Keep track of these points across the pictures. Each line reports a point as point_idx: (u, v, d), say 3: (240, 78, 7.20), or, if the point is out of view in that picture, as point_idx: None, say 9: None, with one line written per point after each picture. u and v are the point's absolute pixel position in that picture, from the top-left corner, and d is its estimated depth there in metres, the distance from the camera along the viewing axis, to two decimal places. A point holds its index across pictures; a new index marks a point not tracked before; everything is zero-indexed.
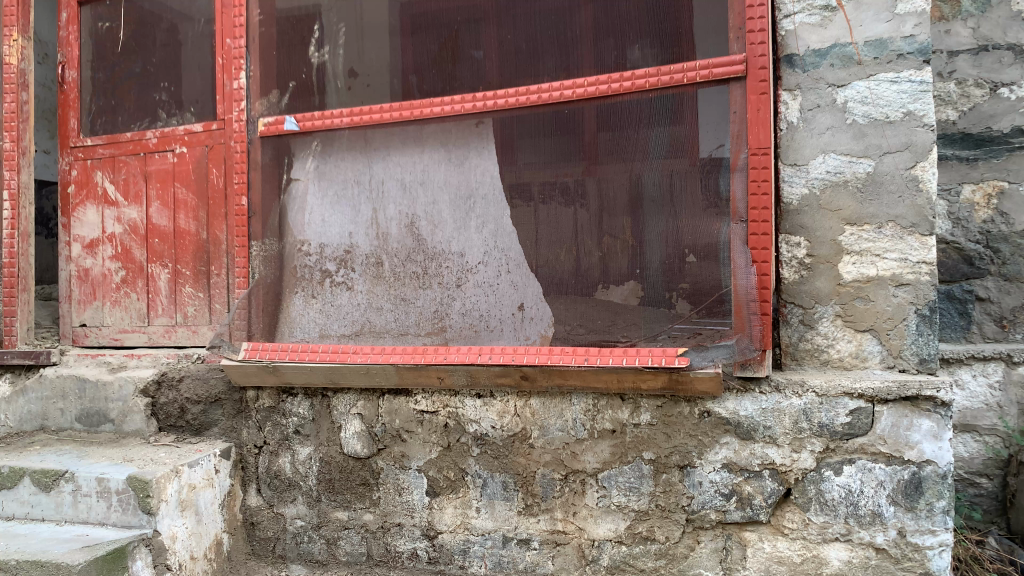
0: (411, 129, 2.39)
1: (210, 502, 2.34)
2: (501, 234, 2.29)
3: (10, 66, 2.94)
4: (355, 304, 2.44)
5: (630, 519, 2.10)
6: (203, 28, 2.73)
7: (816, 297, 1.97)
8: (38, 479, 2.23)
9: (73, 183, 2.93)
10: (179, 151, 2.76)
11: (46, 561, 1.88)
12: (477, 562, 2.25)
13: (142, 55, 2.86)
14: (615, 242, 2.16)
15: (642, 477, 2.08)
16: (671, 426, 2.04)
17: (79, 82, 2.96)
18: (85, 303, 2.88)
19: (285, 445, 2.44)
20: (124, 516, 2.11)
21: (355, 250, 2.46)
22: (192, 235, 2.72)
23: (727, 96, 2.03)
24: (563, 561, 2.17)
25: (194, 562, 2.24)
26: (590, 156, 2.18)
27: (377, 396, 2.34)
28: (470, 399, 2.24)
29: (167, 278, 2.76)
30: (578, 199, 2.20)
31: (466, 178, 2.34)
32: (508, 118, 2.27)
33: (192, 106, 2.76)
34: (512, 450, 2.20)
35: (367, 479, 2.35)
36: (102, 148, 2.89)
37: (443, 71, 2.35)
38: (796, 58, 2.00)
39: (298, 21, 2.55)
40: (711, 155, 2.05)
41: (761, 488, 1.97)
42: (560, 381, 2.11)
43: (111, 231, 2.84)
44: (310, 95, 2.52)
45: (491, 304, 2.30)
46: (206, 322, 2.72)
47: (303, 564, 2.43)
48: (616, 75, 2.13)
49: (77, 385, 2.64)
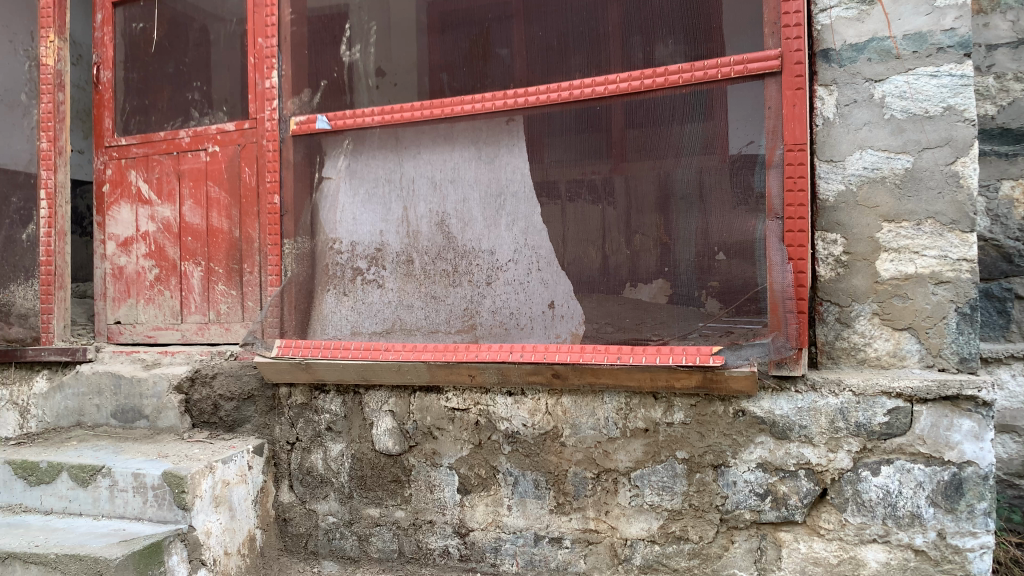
0: (442, 127, 2.40)
1: (244, 498, 2.36)
2: (532, 232, 2.29)
3: (47, 67, 3.00)
4: (386, 301, 2.44)
5: (663, 519, 2.08)
6: (235, 28, 2.76)
7: (853, 294, 1.95)
8: (76, 474, 2.26)
9: (107, 182, 2.97)
10: (211, 150, 2.79)
11: (85, 555, 1.91)
12: (509, 560, 2.24)
13: (175, 55, 2.89)
14: (643, 240, 2.14)
15: (675, 477, 2.06)
16: (705, 425, 2.02)
17: (113, 82, 2.99)
18: (119, 300, 2.92)
19: (317, 442, 2.47)
20: (160, 511, 2.13)
21: (385, 248, 2.46)
22: (224, 233, 2.74)
23: (762, 91, 2.01)
24: (595, 560, 2.16)
25: (228, 558, 2.26)
26: (618, 154, 2.17)
27: (408, 393, 2.35)
28: (502, 396, 2.24)
29: (200, 275, 2.79)
30: (606, 197, 2.18)
31: (496, 175, 2.34)
32: (538, 115, 2.26)
33: (224, 105, 2.78)
34: (543, 448, 2.20)
35: (398, 476, 2.36)
36: (136, 147, 2.93)
37: (473, 68, 2.35)
38: (832, 53, 1.98)
39: (329, 20, 2.56)
40: (742, 152, 2.03)
41: (796, 488, 1.94)
42: (592, 380, 2.10)
43: (145, 230, 2.88)
44: (341, 94, 2.53)
45: (521, 302, 2.29)
46: (239, 320, 2.74)
47: (335, 561, 2.44)
48: (648, 71, 2.12)
49: (113, 381, 2.68)
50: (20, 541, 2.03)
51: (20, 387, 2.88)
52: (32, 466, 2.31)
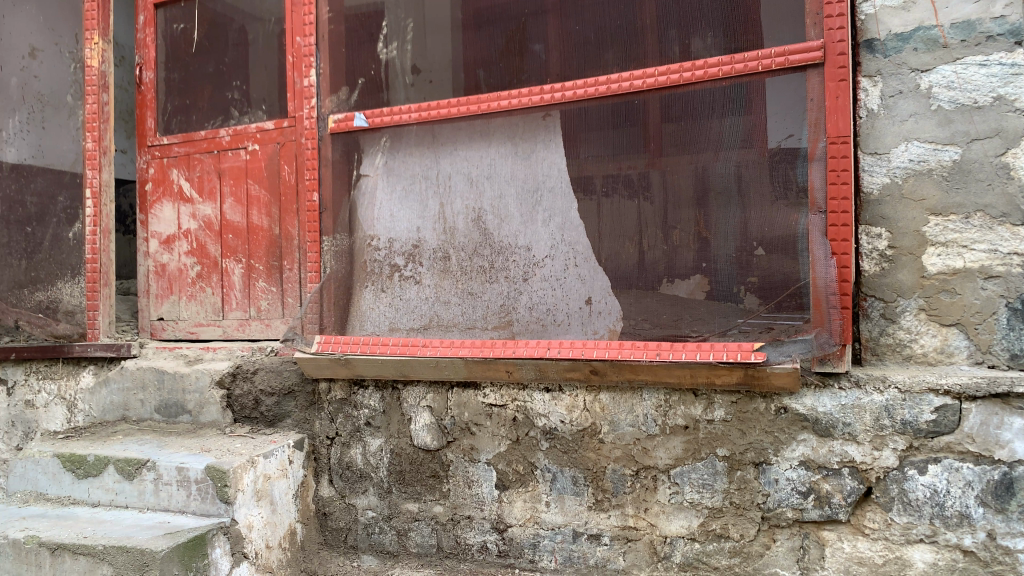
0: (478, 123, 2.39)
1: (285, 492, 2.39)
2: (569, 227, 2.27)
3: (92, 69, 3.06)
4: (423, 298, 2.45)
5: (703, 517, 2.06)
6: (273, 27, 2.79)
7: (898, 290, 1.91)
8: (122, 468, 2.31)
9: (150, 181, 3.02)
10: (251, 149, 2.82)
11: (131, 546, 1.95)
12: (547, 557, 2.24)
13: (215, 55, 2.93)
14: (680, 235, 2.12)
15: (715, 474, 2.04)
16: (746, 422, 2.00)
17: (155, 82, 3.04)
18: (162, 297, 2.98)
19: (356, 437, 2.49)
20: (203, 505, 2.17)
21: (423, 245, 2.47)
22: (265, 230, 2.78)
23: (804, 83, 1.97)
24: (634, 557, 2.14)
25: (270, 551, 2.29)
26: (654, 148, 2.15)
27: (445, 389, 2.36)
28: (539, 393, 2.24)
29: (241, 272, 2.82)
30: (642, 191, 2.16)
31: (532, 171, 2.33)
32: (575, 110, 2.25)
33: (262, 104, 2.82)
34: (581, 445, 2.19)
35: (437, 472, 2.37)
36: (178, 146, 2.97)
37: (509, 64, 2.35)
38: (877, 43, 1.95)
39: (366, 18, 2.58)
40: (781, 145, 2.00)
41: (840, 486, 1.91)
42: (631, 376, 2.09)
43: (187, 227, 2.92)
44: (378, 92, 2.55)
45: (558, 297, 2.28)
46: (279, 317, 2.77)
47: (374, 556, 2.45)
48: (687, 64, 2.09)
49: (156, 376, 2.73)
50: (69, 532, 2.08)
51: (68, 382, 2.94)
52: (80, 459, 2.37)
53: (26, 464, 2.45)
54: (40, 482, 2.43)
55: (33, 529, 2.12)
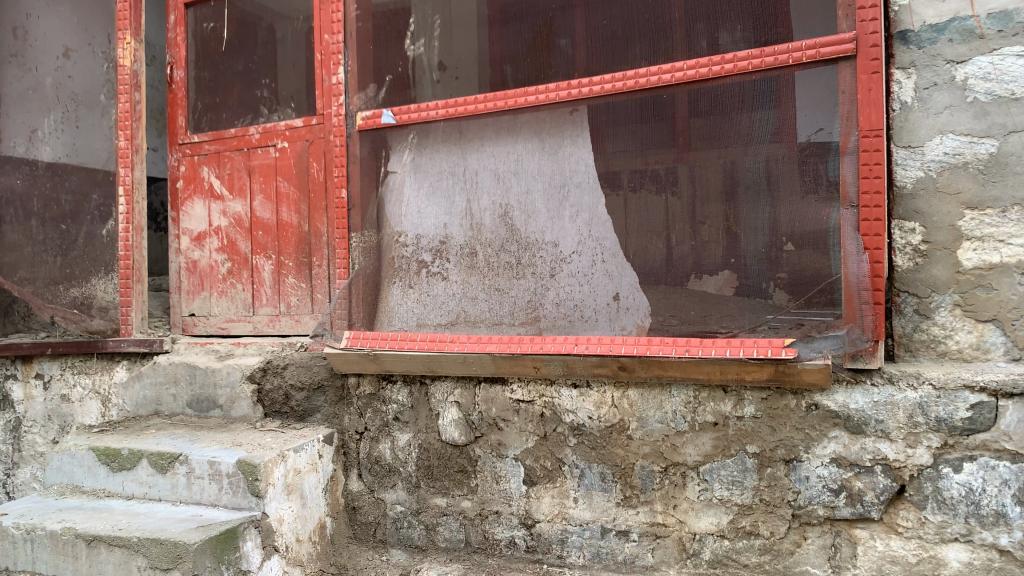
0: (506, 119, 2.39)
1: (314, 486, 2.41)
2: (596, 223, 2.26)
3: (124, 68, 3.09)
4: (450, 294, 2.46)
5: (733, 514, 2.05)
6: (302, 26, 2.81)
7: (933, 285, 1.88)
8: (155, 462, 2.34)
9: (181, 179, 3.05)
10: (281, 146, 2.84)
11: (165, 539, 1.98)
12: (575, 553, 2.24)
13: (244, 54, 2.96)
14: (709, 230, 2.10)
15: (745, 471, 2.02)
16: (777, 419, 1.98)
17: (186, 81, 3.08)
18: (194, 293, 3.01)
19: (385, 432, 2.51)
20: (235, 498, 2.20)
21: (449, 241, 2.47)
22: (294, 227, 2.80)
23: (835, 76, 1.95)
24: (663, 554, 2.14)
25: (300, 545, 2.31)
26: (683, 143, 2.13)
27: (473, 384, 2.37)
28: (567, 389, 2.24)
29: (271, 269, 2.85)
30: (669, 187, 2.15)
31: (559, 166, 2.32)
32: (602, 105, 2.24)
33: (291, 102, 2.84)
34: (610, 441, 2.18)
35: (465, 467, 2.38)
36: (208, 144, 3.01)
37: (537, 59, 2.34)
38: (911, 35, 1.92)
39: (393, 15, 2.58)
40: (811, 140, 1.98)
41: (873, 484, 1.89)
42: (660, 372, 2.08)
43: (218, 224, 2.96)
44: (406, 88, 2.55)
45: (586, 293, 2.27)
46: (309, 313, 2.79)
47: (403, 550, 2.46)
48: (716, 58, 2.08)
49: (188, 371, 2.77)
50: (105, 524, 2.12)
51: (102, 376, 2.99)
52: (115, 452, 2.41)
53: (63, 457, 2.49)
54: (76, 475, 2.47)
55: (69, 521, 2.16)
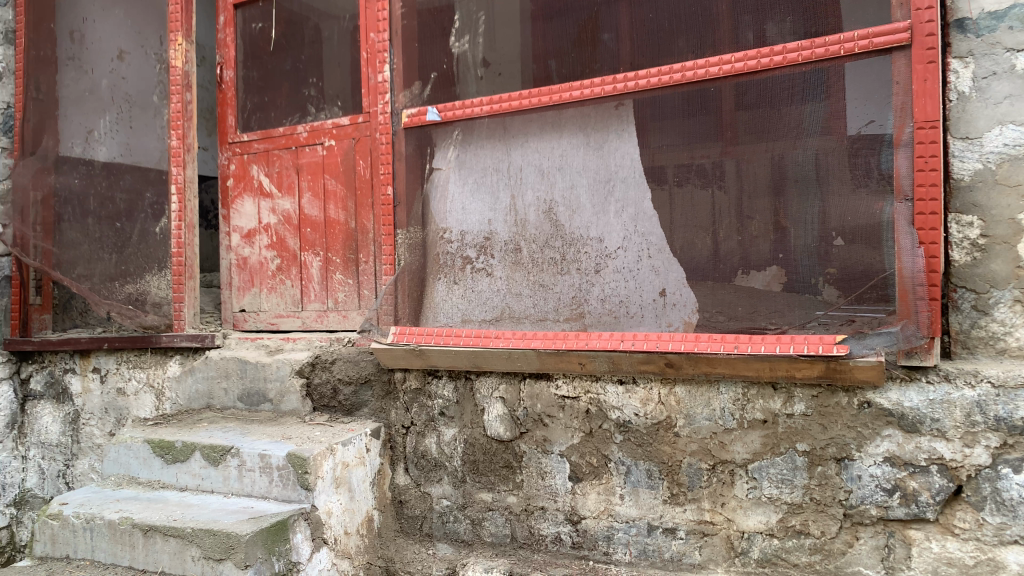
0: (550, 114, 2.39)
1: (362, 480, 2.44)
2: (642, 218, 2.24)
3: (176, 69, 3.14)
4: (495, 290, 2.46)
5: (783, 512, 2.02)
6: (348, 24, 2.84)
7: (991, 280, 1.83)
8: (208, 454, 2.39)
9: (231, 177, 3.11)
10: (328, 144, 2.88)
11: (218, 530, 2.02)
12: (621, 550, 2.23)
13: (292, 53, 3.00)
14: (757, 225, 2.07)
15: (795, 470, 1.99)
16: (828, 417, 1.95)
17: (235, 81, 3.13)
18: (244, 289, 3.07)
19: (431, 426, 2.53)
20: (285, 491, 2.23)
21: (494, 237, 2.48)
22: (341, 224, 2.84)
23: (889, 66, 1.90)
24: (710, 552, 2.12)
25: (348, 537, 2.35)
26: (729, 137, 2.11)
27: (519, 379, 2.37)
28: (613, 385, 2.23)
29: (319, 265, 2.89)
30: (716, 181, 2.13)
31: (605, 161, 2.30)
32: (648, 98, 2.22)
33: (337, 100, 2.87)
34: (656, 438, 2.17)
35: (510, 462, 2.39)
36: (257, 143, 3.06)
37: (582, 54, 2.33)
38: (969, 23, 1.87)
39: (438, 12, 2.60)
40: (861, 132, 1.94)
41: (928, 484, 1.84)
42: (708, 369, 2.06)
43: (267, 222, 3.01)
44: (451, 86, 2.57)
45: (631, 289, 2.25)
46: (356, 309, 2.83)
47: (449, 544, 2.48)
48: (764, 50, 2.04)
49: (239, 366, 2.82)
50: (160, 515, 2.17)
51: (156, 371, 3.07)
52: (169, 445, 2.47)
53: (119, 449, 2.56)
54: (131, 467, 2.54)
55: (126, 511, 2.22)
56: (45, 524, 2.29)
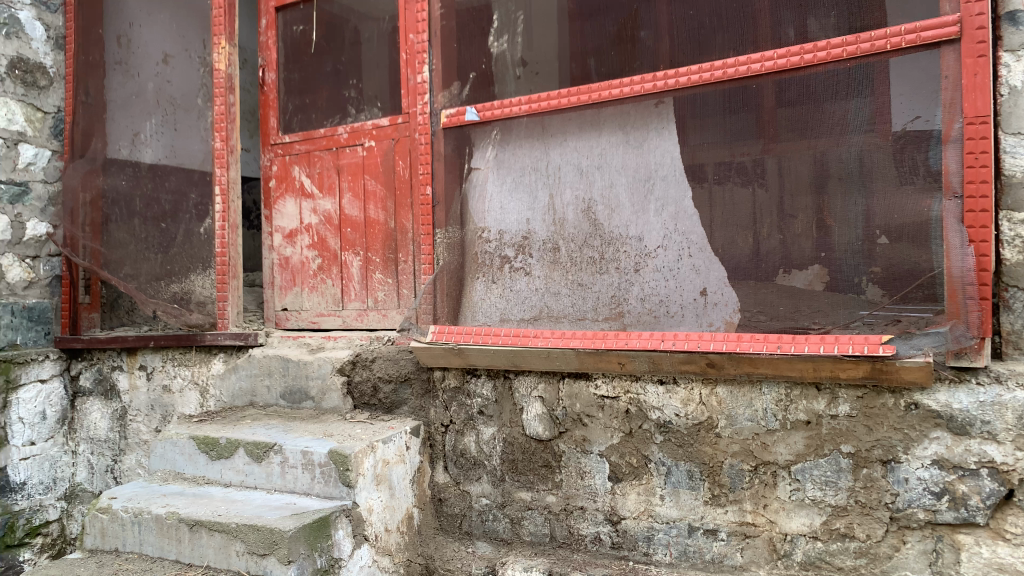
0: (589, 113, 2.38)
1: (402, 477, 2.46)
2: (682, 217, 2.22)
3: (219, 71, 3.20)
4: (533, 289, 2.46)
5: (827, 515, 1.99)
6: (387, 26, 2.86)
7: None
8: (251, 451, 2.43)
9: (274, 178, 3.16)
10: (368, 145, 2.91)
11: (262, 525, 2.05)
12: (662, 551, 2.21)
13: (332, 55, 3.03)
14: (800, 223, 2.04)
15: (840, 472, 1.96)
16: (874, 418, 1.91)
17: (277, 83, 3.18)
18: (286, 288, 3.12)
19: (470, 425, 2.54)
20: (327, 488, 2.26)
21: (533, 236, 2.48)
22: (381, 224, 2.86)
23: (937, 61, 1.86)
24: (752, 554, 2.10)
25: (388, 534, 2.37)
26: (770, 134, 2.08)
27: (557, 378, 2.37)
28: (653, 385, 2.22)
29: (359, 265, 2.92)
30: (756, 179, 2.10)
31: (644, 160, 2.29)
32: (688, 96, 2.20)
33: (376, 101, 2.90)
34: (697, 439, 2.15)
35: (549, 462, 2.39)
36: (299, 144, 3.10)
37: (622, 51, 2.32)
38: (1021, 15, 1.82)
39: (477, 12, 2.60)
40: (907, 128, 1.90)
41: (978, 488, 1.80)
42: (750, 369, 2.04)
43: (309, 222, 3.05)
44: (489, 86, 2.57)
45: (671, 288, 2.23)
46: (395, 307, 2.85)
47: (488, 543, 2.49)
48: (808, 46, 2.02)
49: (281, 364, 2.86)
50: (205, 510, 2.21)
51: (200, 368, 3.12)
52: (214, 441, 2.51)
53: (165, 445, 2.62)
54: (177, 462, 2.59)
55: (173, 506, 2.27)
56: (95, 518, 2.34)
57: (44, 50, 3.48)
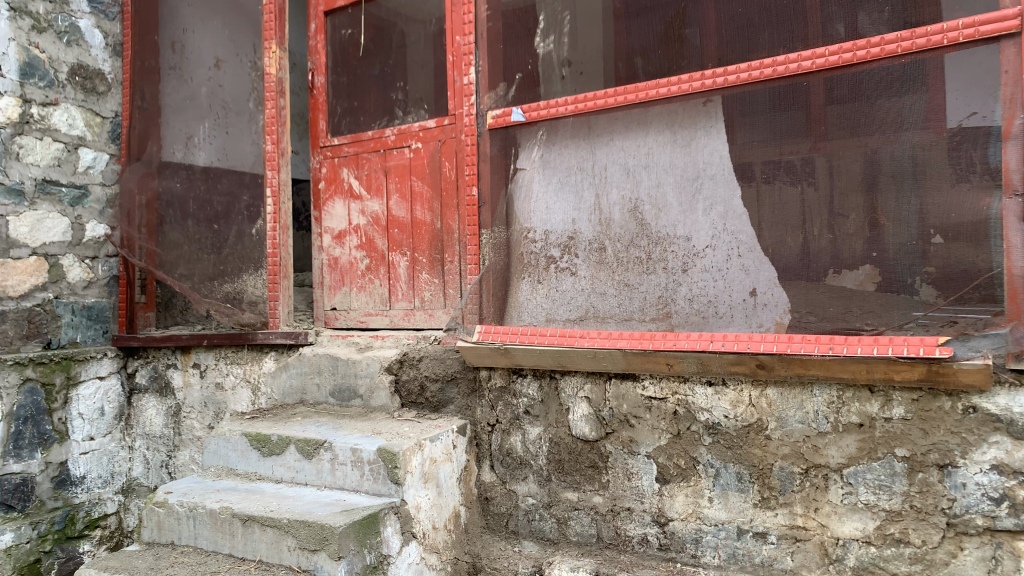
0: (636, 112, 2.37)
1: (449, 476, 2.49)
2: (731, 216, 2.20)
3: (270, 75, 3.26)
4: (579, 289, 2.46)
5: (881, 519, 1.95)
6: (434, 28, 2.88)
7: None
8: (302, 448, 2.47)
9: (323, 180, 3.21)
10: (415, 146, 2.94)
11: (313, 521, 2.09)
12: (710, 553, 2.20)
13: (380, 58, 3.07)
14: (852, 223, 2.01)
15: (894, 475, 1.93)
16: (929, 421, 1.88)
17: (326, 86, 3.23)
18: (335, 288, 3.17)
19: (516, 424, 2.55)
20: (376, 485, 2.29)
21: (578, 236, 2.47)
22: (428, 225, 2.89)
23: (997, 56, 1.82)
24: (803, 558, 2.07)
25: (436, 532, 2.39)
26: (820, 132, 2.05)
27: (604, 379, 2.37)
28: (701, 386, 2.20)
29: (406, 265, 2.96)
30: (806, 177, 2.07)
31: (692, 159, 2.27)
32: (737, 95, 2.18)
33: (423, 103, 2.93)
34: (746, 441, 2.13)
35: (596, 462, 2.39)
36: (347, 146, 3.14)
37: (669, 50, 2.31)
38: None
39: (523, 13, 2.61)
40: (963, 125, 1.86)
41: None
42: (801, 371, 2.01)
43: (357, 223, 3.09)
44: (536, 86, 2.58)
45: (720, 289, 2.21)
46: (441, 307, 2.88)
47: (535, 542, 2.50)
48: (861, 42, 1.98)
49: (331, 362, 2.91)
50: (258, 505, 2.26)
51: (252, 366, 3.19)
52: (265, 438, 2.56)
53: (219, 441, 2.67)
54: (230, 459, 2.65)
55: (227, 501, 2.32)
56: (152, 511, 2.41)
57: (103, 57, 3.59)
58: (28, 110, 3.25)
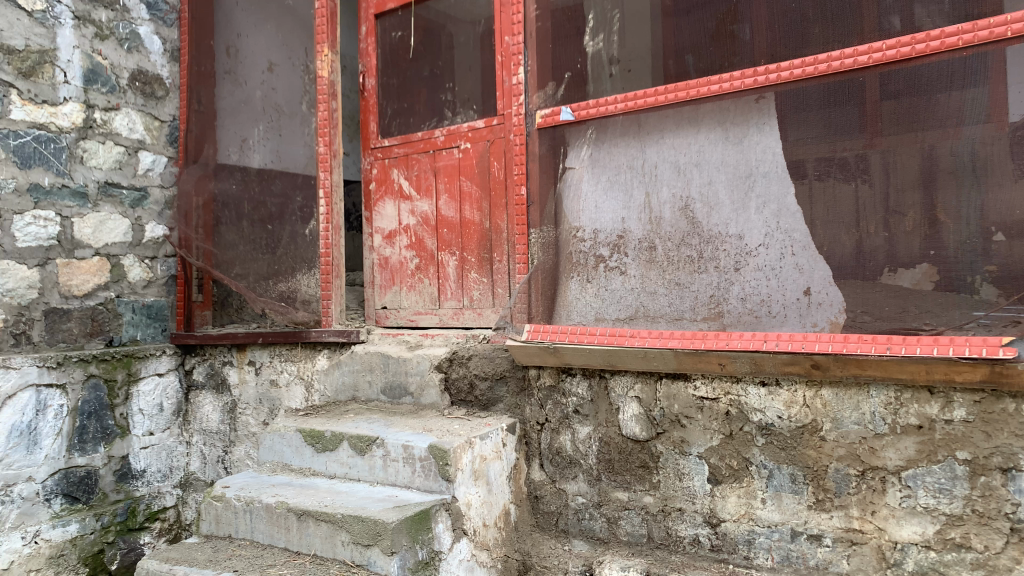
0: (686, 110, 2.35)
1: (499, 474, 2.50)
2: (784, 214, 2.16)
3: (322, 79, 3.32)
4: (628, 288, 2.45)
5: (941, 524, 1.91)
6: (483, 29, 2.90)
7: None
8: (355, 444, 2.51)
9: (374, 181, 3.26)
10: (464, 147, 2.96)
11: (366, 517, 2.12)
12: (763, 555, 2.18)
13: (430, 59, 3.10)
14: (909, 221, 1.97)
15: (955, 479, 1.88)
16: (992, 424, 1.83)
17: (376, 88, 3.27)
18: (386, 287, 3.21)
19: (566, 423, 2.56)
20: (427, 481, 2.32)
21: (628, 235, 2.46)
22: (477, 224, 2.92)
23: None
24: (860, 561, 2.03)
25: (486, 529, 2.41)
26: (875, 128, 2.01)
27: (654, 379, 2.36)
28: (754, 387, 2.17)
29: (455, 264, 2.98)
30: (859, 175, 2.04)
31: (744, 156, 2.24)
32: (791, 91, 2.15)
33: (472, 104, 2.96)
34: (801, 442, 2.10)
35: (646, 462, 2.38)
36: (397, 147, 3.18)
37: (720, 47, 2.28)
38: None
39: (572, 12, 2.61)
40: None
41: None
42: (857, 371, 1.97)
43: (407, 223, 3.13)
44: (585, 85, 2.58)
45: (773, 287, 2.18)
46: (490, 306, 2.90)
47: (584, 541, 2.50)
48: (920, 35, 1.94)
49: (382, 360, 2.95)
50: (313, 500, 2.30)
51: (306, 364, 3.25)
52: (319, 435, 2.61)
53: (274, 437, 2.73)
54: (285, 454, 2.70)
55: (282, 496, 2.37)
56: (210, 504, 2.47)
57: (162, 62, 3.69)
58: (92, 115, 3.36)
